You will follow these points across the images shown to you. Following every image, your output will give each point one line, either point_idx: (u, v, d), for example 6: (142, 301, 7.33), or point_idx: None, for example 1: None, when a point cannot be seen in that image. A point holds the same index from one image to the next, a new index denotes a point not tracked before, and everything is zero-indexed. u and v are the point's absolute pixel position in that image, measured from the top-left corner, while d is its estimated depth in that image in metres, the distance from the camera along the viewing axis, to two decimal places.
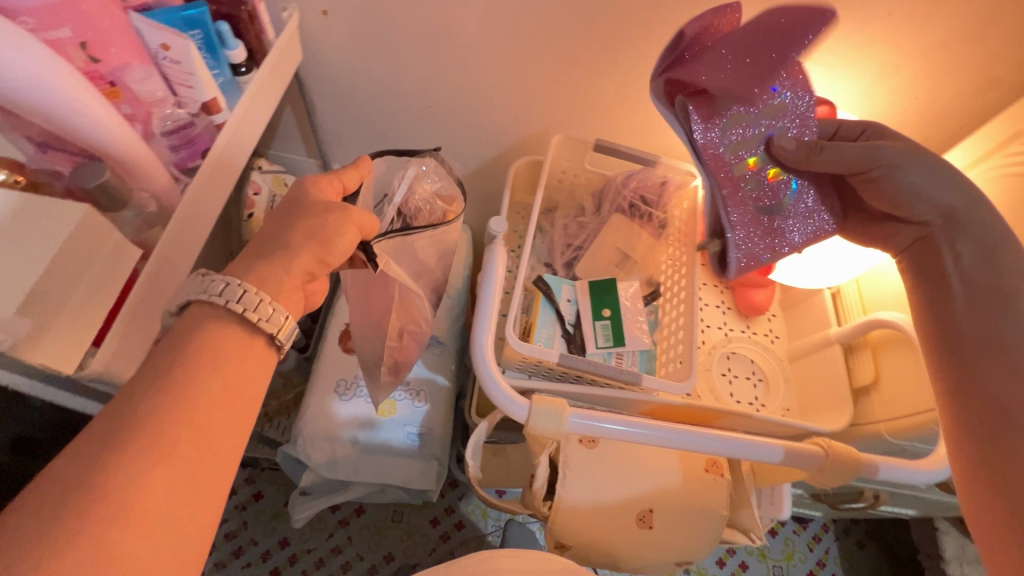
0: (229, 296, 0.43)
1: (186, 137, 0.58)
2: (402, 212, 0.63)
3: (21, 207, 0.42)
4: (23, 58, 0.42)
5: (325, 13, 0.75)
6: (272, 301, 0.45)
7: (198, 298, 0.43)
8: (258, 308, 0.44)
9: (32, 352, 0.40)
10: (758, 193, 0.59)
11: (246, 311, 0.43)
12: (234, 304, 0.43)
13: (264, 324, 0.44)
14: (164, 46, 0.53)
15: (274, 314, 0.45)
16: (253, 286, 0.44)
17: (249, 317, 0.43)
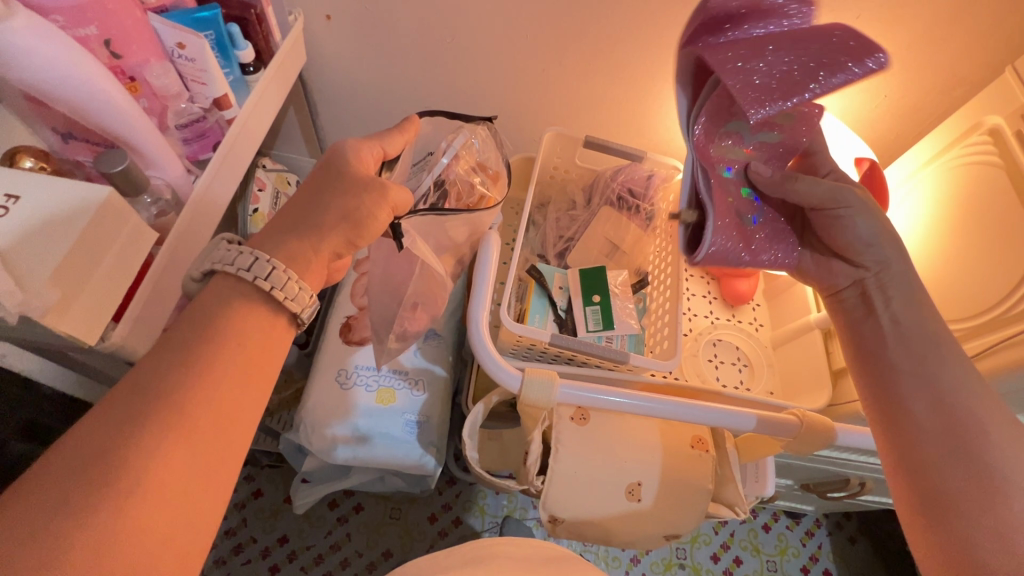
0: (256, 273, 0.47)
1: (198, 131, 0.61)
2: (441, 184, 0.66)
3: (49, 188, 0.45)
4: (54, 52, 0.46)
5: (328, 18, 0.79)
6: (296, 279, 0.49)
7: (225, 270, 0.47)
8: (285, 288, 0.47)
9: (59, 321, 0.43)
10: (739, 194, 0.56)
11: (274, 289, 0.47)
12: (261, 280, 0.47)
13: (290, 303, 0.48)
14: (180, 45, 0.57)
15: (298, 293, 0.48)
16: (282, 265, 0.48)
17: (276, 295, 0.47)
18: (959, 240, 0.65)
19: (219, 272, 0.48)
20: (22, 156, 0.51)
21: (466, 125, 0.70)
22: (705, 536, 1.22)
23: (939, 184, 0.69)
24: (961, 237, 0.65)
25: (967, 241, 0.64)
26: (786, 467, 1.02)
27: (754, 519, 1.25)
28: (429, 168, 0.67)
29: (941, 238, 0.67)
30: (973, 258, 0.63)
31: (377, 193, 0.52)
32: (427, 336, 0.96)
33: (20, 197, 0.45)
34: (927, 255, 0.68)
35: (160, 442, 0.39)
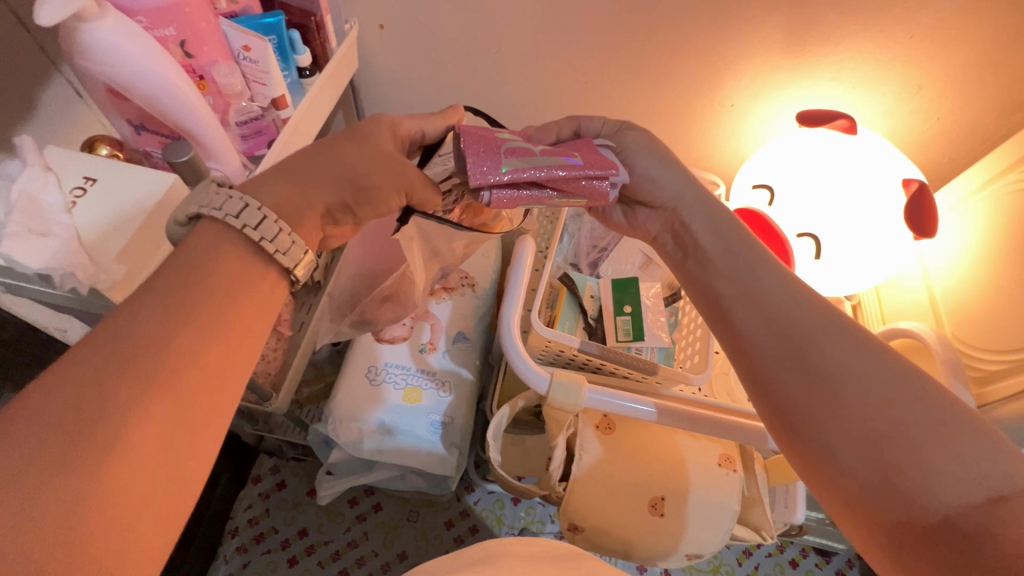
0: (246, 220, 0.40)
1: (255, 128, 0.65)
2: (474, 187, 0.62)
3: (123, 173, 0.49)
4: (137, 49, 0.49)
5: (381, 27, 0.83)
6: (290, 233, 0.42)
7: (209, 215, 0.40)
8: (276, 240, 0.41)
9: (121, 296, 0.46)
10: (546, 163, 0.48)
11: (263, 240, 0.40)
12: (251, 230, 0.40)
13: (280, 257, 0.41)
14: (246, 48, 0.61)
15: (292, 248, 0.42)
16: (275, 214, 0.41)
17: (266, 247, 0.40)
18: (1008, 270, 0.62)
19: (201, 216, 0.40)
20: (99, 144, 0.57)
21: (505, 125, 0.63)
22: (727, 567, 1.18)
23: (993, 209, 0.66)
24: (1011, 267, 0.62)
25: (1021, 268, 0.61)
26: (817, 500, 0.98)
27: (781, 554, 1.21)
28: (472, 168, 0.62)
29: (996, 264, 0.64)
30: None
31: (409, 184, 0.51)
32: (456, 338, 0.98)
33: (97, 179, 0.49)
34: (974, 284, 0.66)
35: None
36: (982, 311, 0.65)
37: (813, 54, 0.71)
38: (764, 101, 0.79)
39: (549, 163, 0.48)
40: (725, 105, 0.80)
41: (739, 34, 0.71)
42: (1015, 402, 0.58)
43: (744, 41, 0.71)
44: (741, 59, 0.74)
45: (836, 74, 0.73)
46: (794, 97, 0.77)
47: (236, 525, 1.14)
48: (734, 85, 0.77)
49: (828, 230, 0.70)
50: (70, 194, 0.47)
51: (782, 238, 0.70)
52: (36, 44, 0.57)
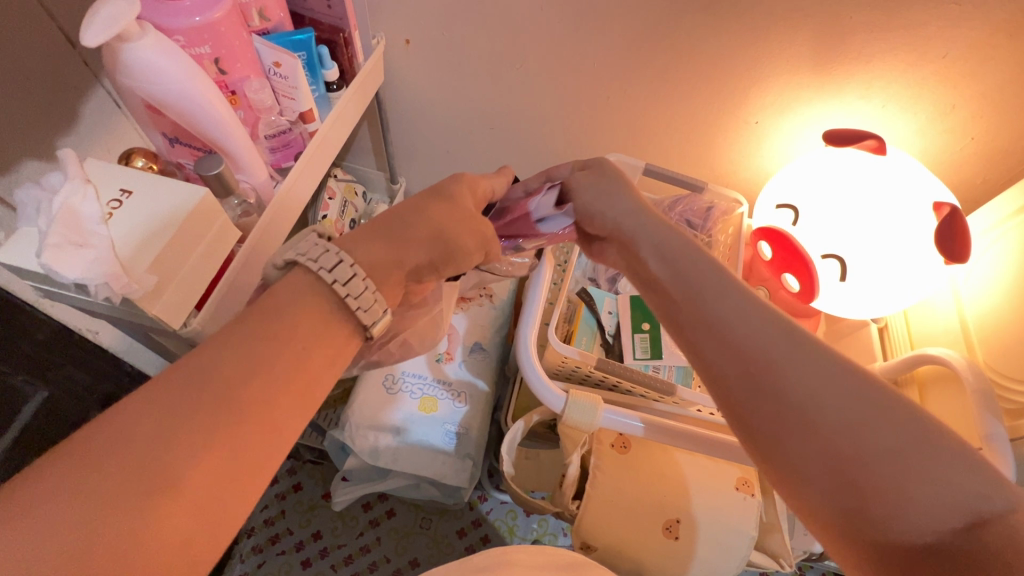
0: (337, 275, 0.41)
1: (283, 141, 0.67)
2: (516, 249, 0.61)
3: (157, 186, 0.51)
4: (173, 68, 0.51)
5: (407, 42, 0.84)
6: (373, 290, 0.43)
7: (302, 264, 0.42)
8: (360, 297, 0.42)
9: (150, 303, 0.47)
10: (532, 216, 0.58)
11: (348, 296, 0.41)
12: (339, 285, 0.41)
13: (361, 314, 0.42)
14: (276, 64, 0.63)
15: (373, 305, 0.43)
16: (363, 272, 0.43)
17: (349, 302, 0.41)
18: None
19: (297, 263, 0.42)
20: (136, 156, 0.57)
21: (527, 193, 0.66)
22: None
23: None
24: None
25: None
26: None
27: None
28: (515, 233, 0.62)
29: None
30: None
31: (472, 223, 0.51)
32: (473, 349, 0.99)
33: (133, 192, 0.51)
34: (1005, 314, 0.64)
35: None
36: (1012, 341, 0.63)
37: (842, 71, 0.70)
38: (791, 118, 0.77)
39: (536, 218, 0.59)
40: (750, 121, 0.79)
41: (766, 51, 0.70)
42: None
43: (772, 58, 0.71)
44: (768, 75, 0.73)
45: (866, 92, 0.71)
46: (822, 114, 0.75)
47: (252, 525, 1.16)
48: (760, 102, 0.76)
49: (854, 251, 0.68)
50: (107, 206, 0.49)
51: (807, 261, 0.72)
52: (81, 59, 0.60)
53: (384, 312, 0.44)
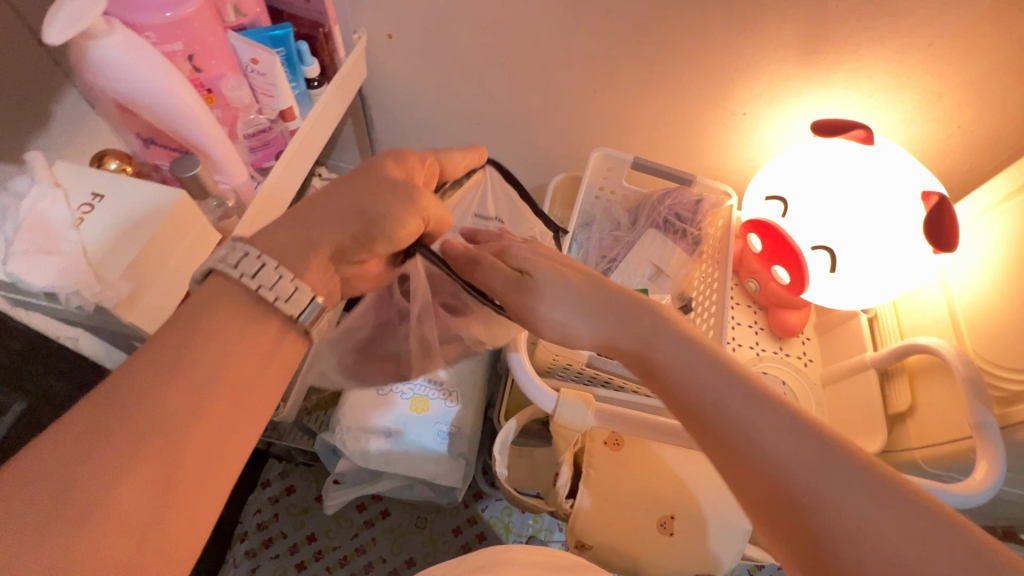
0: (245, 271, 0.44)
1: (264, 140, 0.65)
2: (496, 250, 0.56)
3: (130, 189, 0.49)
4: (145, 66, 0.49)
5: (390, 36, 0.82)
6: (291, 280, 0.45)
7: (217, 269, 0.44)
8: (276, 288, 0.44)
9: (125, 309, 0.46)
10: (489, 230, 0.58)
11: (293, 307, 0.45)
12: (250, 280, 0.44)
13: (280, 304, 0.44)
14: (254, 61, 0.62)
15: (293, 295, 0.45)
16: (305, 283, 0.45)
17: (266, 295, 0.44)
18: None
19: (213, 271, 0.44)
20: (109, 158, 0.56)
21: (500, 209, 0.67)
22: None
23: (1013, 224, 0.65)
24: None
25: None
26: None
27: None
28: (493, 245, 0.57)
29: (1013, 279, 0.62)
30: None
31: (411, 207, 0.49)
32: None
33: (105, 196, 0.49)
34: (991, 300, 0.65)
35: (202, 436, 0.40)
36: (1004, 329, 0.62)
37: (830, 61, 0.69)
38: (778, 109, 0.77)
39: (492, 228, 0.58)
40: (738, 112, 0.79)
41: (754, 43, 0.70)
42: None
43: (760, 48, 0.70)
44: (755, 66, 0.72)
45: (853, 82, 0.71)
46: (809, 105, 0.75)
47: (245, 529, 1.15)
48: (748, 93, 0.76)
49: (845, 242, 0.68)
50: (78, 211, 0.47)
51: (795, 252, 0.72)
52: (49, 58, 0.58)
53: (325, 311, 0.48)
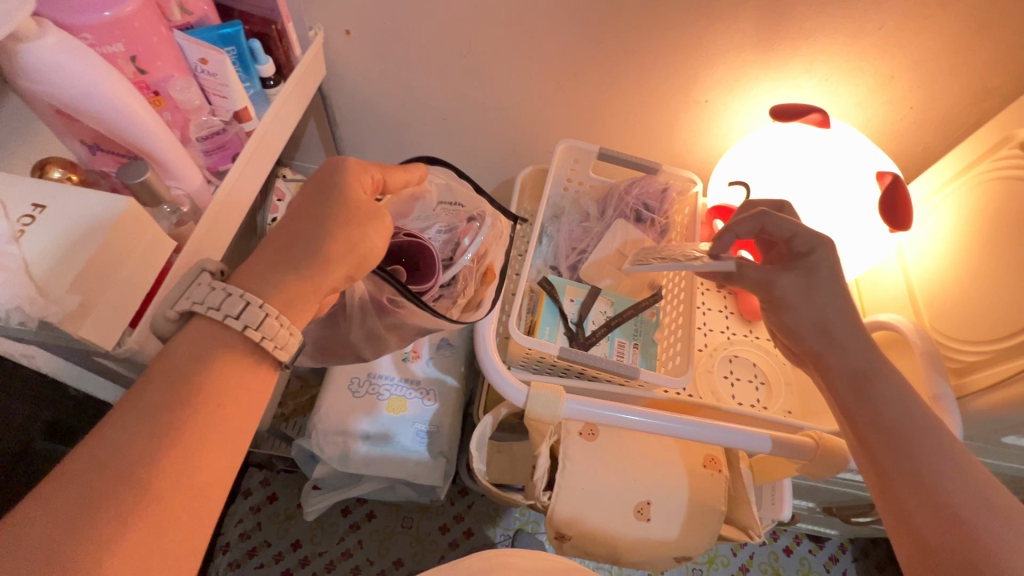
0: (245, 320, 0.43)
1: (219, 142, 0.63)
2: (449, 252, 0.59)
3: (74, 198, 0.47)
4: (83, 69, 0.47)
5: (348, 32, 0.81)
6: (288, 327, 0.45)
7: (207, 314, 0.43)
8: (275, 336, 0.43)
9: (77, 325, 0.44)
10: (443, 228, 0.61)
11: (263, 338, 0.43)
12: (251, 329, 0.43)
13: (278, 352, 0.44)
14: (203, 61, 0.60)
15: (289, 341, 0.45)
16: (275, 311, 0.44)
17: (265, 344, 0.43)
18: (982, 267, 0.63)
19: (202, 314, 0.43)
20: (51, 166, 0.53)
21: (455, 203, 0.63)
22: (722, 558, 1.21)
23: (962, 201, 0.67)
24: (984, 264, 0.63)
25: (992, 261, 0.62)
26: (810, 490, 1.01)
27: (775, 542, 1.24)
28: (450, 248, 0.60)
29: (965, 255, 0.65)
30: (990, 287, 0.61)
31: (376, 224, 0.49)
32: (440, 345, 0.97)
33: (46, 206, 0.47)
34: (942, 277, 0.67)
35: (167, 455, 0.38)
36: (956, 302, 0.65)
37: (786, 48, 0.71)
38: (739, 97, 0.78)
39: (446, 225, 0.61)
40: (700, 100, 0.79)
41: (714, 32, 0.70)
42: (1007, 387, 0.58)
43: (720, 37, 0.71)
44: (715, 55, 0.73)
45: (809, 67, 0.72)
46: (768, 91, 0.76)
47: (227, 541, 1.13)
48: (709, 82, 0.77)
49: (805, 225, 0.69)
50: (18, 223, 0.45)
51: None
52: None
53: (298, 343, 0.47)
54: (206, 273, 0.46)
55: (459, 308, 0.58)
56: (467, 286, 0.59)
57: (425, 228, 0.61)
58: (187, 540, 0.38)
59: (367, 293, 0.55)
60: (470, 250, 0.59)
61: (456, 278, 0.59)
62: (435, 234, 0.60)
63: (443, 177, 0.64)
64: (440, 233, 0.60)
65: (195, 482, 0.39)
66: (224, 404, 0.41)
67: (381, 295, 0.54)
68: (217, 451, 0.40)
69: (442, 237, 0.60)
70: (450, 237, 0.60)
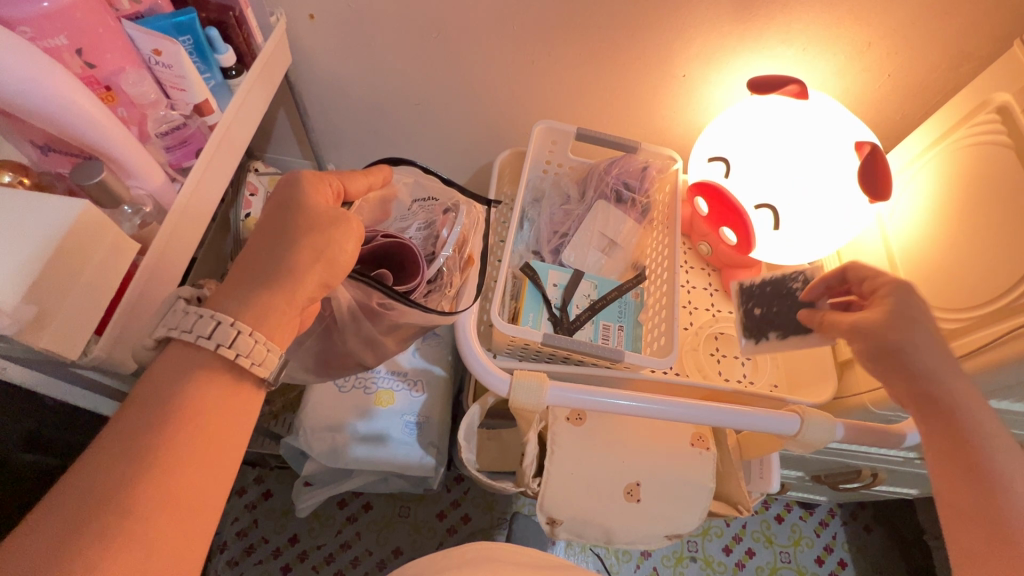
0: (219, 339, 0.41)
1: (180, 138, 0.60)
2: (433, 247, 0.58)
3: (25, 203, 0.45)
4: (22, 65, 0.44)
5: (311, 17, 0.77)
6: (265, 342, 0.43)
7: (180, 337, 0.41)
8: (251, 353, 0.42)
9: (36, 336, 0.42)
10: (422, 224, 0.60)
11: (239, 355, 0.41)
12: (226, 348, 0.41)
13: (257, 369, 0.42)
14: (156, 52, 0.57)
15: (267, 357, 0.43)
16: (247, 328, 0.42)
17: (241, 362, 0.41)
18: (957, 233, 0.63)
19: (174, 337, 0.42)
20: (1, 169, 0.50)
21: (428, 197, 0.62)
22: (716, 529, 1.23)
23: (940, 167, 0.67)
24: (960, 230, 0.63)
25: (971, 227, 0.62)
26: (799, 459, 1.02)
27: (767, 510, 1.27)
28: (432, 243, 0.58)
29: (942, 222, 0.65)
30: (965, 254, 0.62)
31: (344, 226, 0.47)
32: (425, 336, 0.96)
33: None
34: (919, 244, 0.68)
35: (141, 470, 0.37)
36: (933, 268, 0.65)
37: (763, 19, 0.69)
38: (716, 70, 0.76)
39: (425, 220, 0.60)
40: (678, 75, 0.78)
41: (688, 4, 0.68)
42: (974, 359, 0.58)
43: (694, 9, 0.69)
44: (691, 28, 0.71)
45: (786, 37, 0.71)
46: (746, 63, 0.75)
47: (224, 540, 1.12)
48: (686, 56, 0.75)
49: (785, 199, 0.69)
50: None
51: (742, 213, 0.72)
52: None
53: (280, 359, 0.45)
54: (180, 301, 0.44)
55: (449, 299, 0.58)
56: (456, 280, 0.58)
57: (403, 228, 0.60)
58: (173, 553, 0.37)
59: (355, 300, 0.53)
60: (450, 241, 0.57)
61: (441, 271, 0.57)
62: (416, 231, 0.59)
63: (410, 176, 0.63)
64: (420, 230, 0.59)
65: (177, 494, 0.38)
66: (203, 412, 0.40)
67: (370, 300, 0.53)
68: (200, 460, 0.39)
69: (423, 232, 0.59)
70: (431, 231, 0.59)
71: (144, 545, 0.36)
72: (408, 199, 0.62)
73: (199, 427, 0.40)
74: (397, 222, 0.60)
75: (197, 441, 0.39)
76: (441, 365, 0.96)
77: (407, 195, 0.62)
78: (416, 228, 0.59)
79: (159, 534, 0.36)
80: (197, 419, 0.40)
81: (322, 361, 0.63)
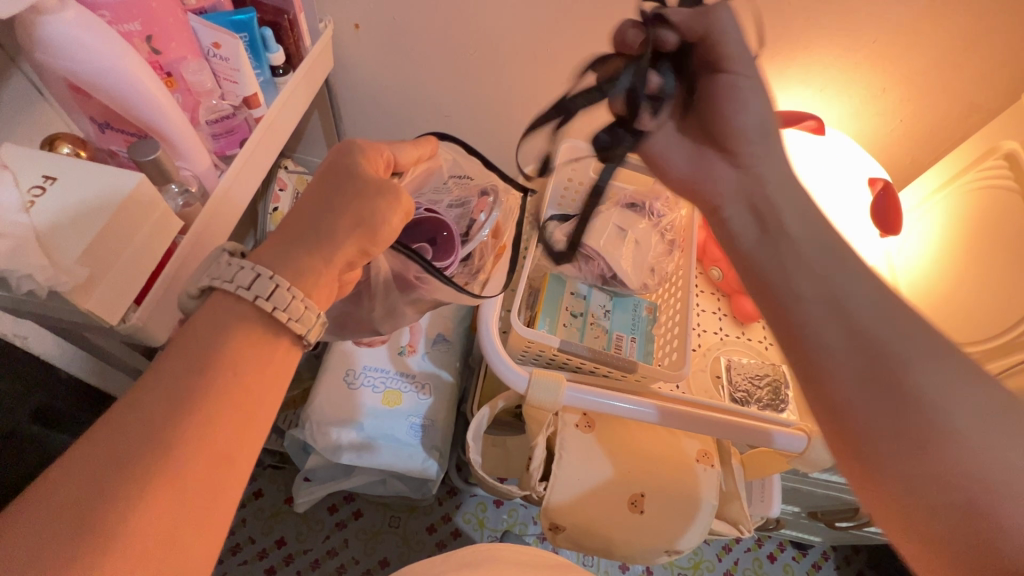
0: (258, 291, 0.42)
1: (227, 126, 0.63)
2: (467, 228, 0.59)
3: (86, 173, 0.47)
4: (98, 44, 0.48)
5: (356, 27, 0.82)
6: (303, 299, 0.44)
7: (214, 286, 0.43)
8: (288, 307, 0.43)
9: (84, 297, 0.44)
10: (459, 202, 0.61)
11: (276, 309, 0.43)
12: (264, 300, 0.42)
13: (293, 325, 0.43)
14: (216, 45, 0.61)
15: (304, 313, 0.44)
16: (286, 282, 0.44)
17: (279, 315, 0.43)
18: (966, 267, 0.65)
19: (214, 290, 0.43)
20: (60, 142, 0.53)
21: (470, 175, 0.64)
22: (708, 563, 1.22)
23: (951, 208, 0.70)
24: (969, 265, 0.65)
25: (982, 265, 0.64)
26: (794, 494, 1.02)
27: (760, 549, 1.25)
28: (468, 223, 0.59)
29: (953, 260, 0.67)
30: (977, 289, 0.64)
31: (390, 200, 0.49)
32: (435, 341, 0.98)
33: (58, 178, 0.46)
34: (932, 281, 0.70)
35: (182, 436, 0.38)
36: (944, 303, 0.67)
37: (785, 57, 0.73)
38: None
39: (463, 198, 0.61)
40: None
41: None
42: None
43: None
44: None
45: (806, 76, 0.75)
46: None
47: None
48: None
49: None
50: (28, 194, 0.45)
51: None
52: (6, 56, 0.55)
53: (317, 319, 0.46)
54: (224, 253, 0.45)
55: (478, 281, 0.60)
56: (484, 262, 0.60)
57: (436, 200, 0.60)
58: (204, 524, 0.38)
59: (391, 271, 0.55)
60: (487, 226, 0.59)
61: (473, 254, 0.59)
62: (452, 206, 0.60)
63: (451, 154, 0.65)
64: (455, 208, 0.60)
65: (216, 464, 0.38)
66: (249, 381, 0.42)
67: (407, 272, 0.55)
68: (241, 435, 0.40)
69: (458, 209, 0.60)
70: (469, 211, 0.60)
71: (177, 511, 0.36)
72: (446, 173, 0.63)
73: (248, 393, 0.41)
74: (434, 192, 0.61)
75: (241, 406, 0.41)
76: (451, 368, 0.98)
77: (446, 171, 0.64)
78: (452, 203, 0.61)
79: (192, 501, 0.37)
80: (246, 386, 0.41)
81: (338, 325, 0.63)
